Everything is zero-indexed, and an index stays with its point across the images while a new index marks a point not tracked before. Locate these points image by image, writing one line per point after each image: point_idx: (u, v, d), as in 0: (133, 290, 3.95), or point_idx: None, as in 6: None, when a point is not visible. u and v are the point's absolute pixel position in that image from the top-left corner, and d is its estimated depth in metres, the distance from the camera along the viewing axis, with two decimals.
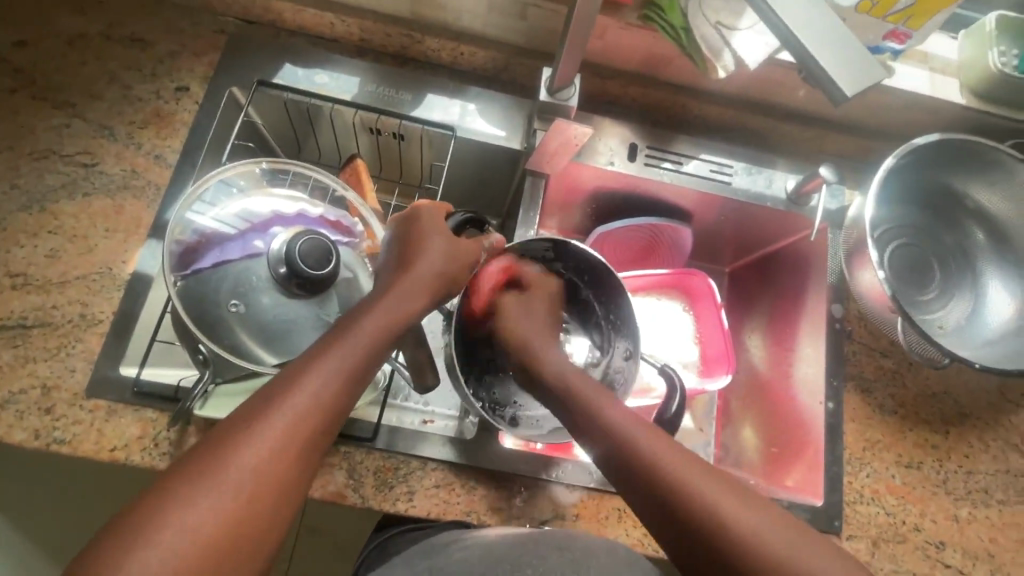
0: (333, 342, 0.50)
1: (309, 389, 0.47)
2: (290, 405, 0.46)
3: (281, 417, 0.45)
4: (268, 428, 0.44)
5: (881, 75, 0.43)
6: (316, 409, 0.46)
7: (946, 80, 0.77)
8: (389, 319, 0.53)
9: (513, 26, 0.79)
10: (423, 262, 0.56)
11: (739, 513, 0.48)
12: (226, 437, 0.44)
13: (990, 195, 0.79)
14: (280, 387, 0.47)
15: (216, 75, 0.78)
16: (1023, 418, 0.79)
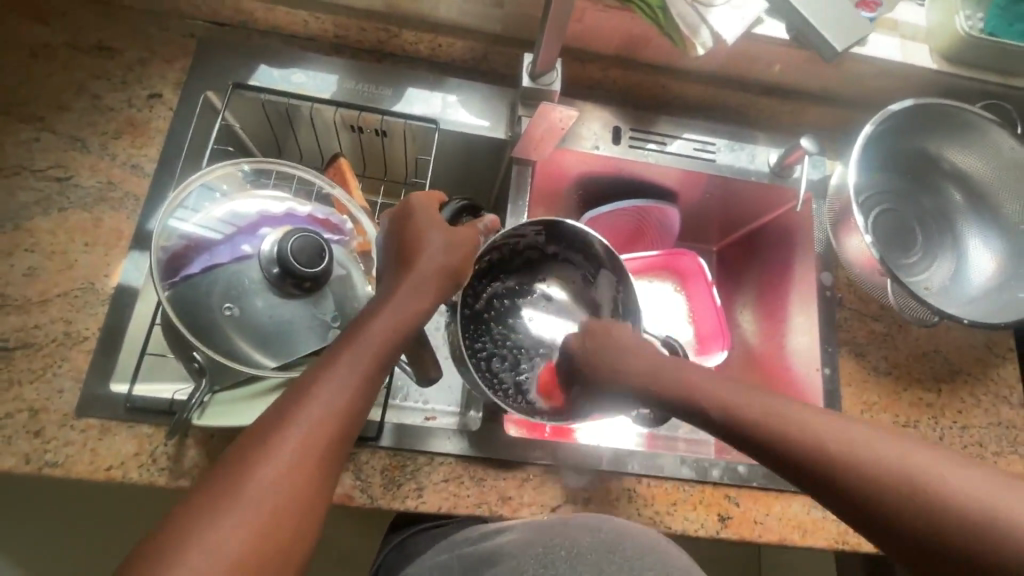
0: (345, 347, 0.49)
1: (323, 397, 0.46)
2: (307, 414, 0.45)
3: (299, 430, 0.44)
4: (286, 441, 0.43)
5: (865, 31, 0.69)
6: (334, 418, 0.46)
7: (916, 46, 0.78)
8: (397, 321, 0.52)
9: (490, 15, 0.78)
10: (421, 257, 0.55)
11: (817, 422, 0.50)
12: (243, 454, 0.43)
13: (966, 156, 0.81)
14: (293, 398, 0.46)
15: (190, 80, 0.76)
16: (1009, 370, 0.82)
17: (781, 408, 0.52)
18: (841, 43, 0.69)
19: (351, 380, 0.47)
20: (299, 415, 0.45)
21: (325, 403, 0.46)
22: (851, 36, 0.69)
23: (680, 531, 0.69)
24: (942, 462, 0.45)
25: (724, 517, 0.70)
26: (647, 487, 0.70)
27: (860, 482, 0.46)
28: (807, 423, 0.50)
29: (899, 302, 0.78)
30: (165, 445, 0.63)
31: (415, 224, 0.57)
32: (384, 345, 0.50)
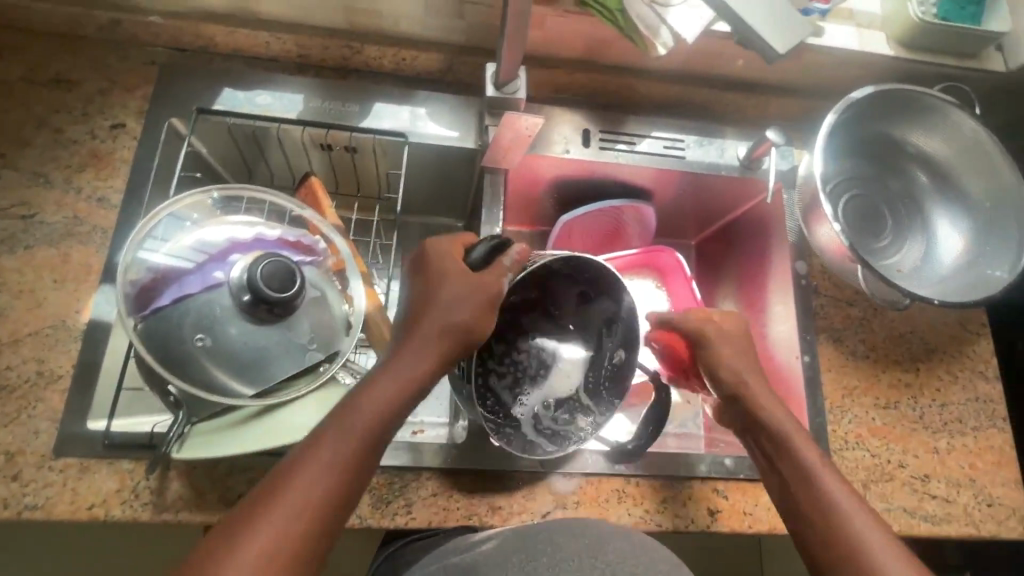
0: (341, 415, 0.49)
1: (341, 442, 0.48)
2: (325, 458, 0.47)
3: (321, 475, 0.47)
4: (310, 484, 0.46)
5: (801, 34, 0.60)
6: (351, 462, 0.48)
7: (873, 34, 0.79)
8: (398, 387, 0.51)
9: (451, 26, 0.78)
10: (428, 317, 0.53)
11: (834, 492, 0.57)
12: (264, 492, 0.46)
13: (929, 139, 0.83)
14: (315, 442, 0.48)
15: (152, 108, 0.75)
16: (984, 345, 0.84)
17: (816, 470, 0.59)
18: (782, 45, 0.60)
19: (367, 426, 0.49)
20: (320, 460, 0.47)
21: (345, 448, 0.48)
22: (789, 39, 0.60)
23: (671, 527, 0.70)
24: (888, 551, 0.53)
25: (714, 511, 0.71)
26: (636, 487, 0.70)
27: (816, 539, 0.56)
28: (824, 487, 0.58)
29: (871, 288, 0.78)
30: (148, 479, 0.62)
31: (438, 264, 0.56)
32: (381, 414, 0.50)
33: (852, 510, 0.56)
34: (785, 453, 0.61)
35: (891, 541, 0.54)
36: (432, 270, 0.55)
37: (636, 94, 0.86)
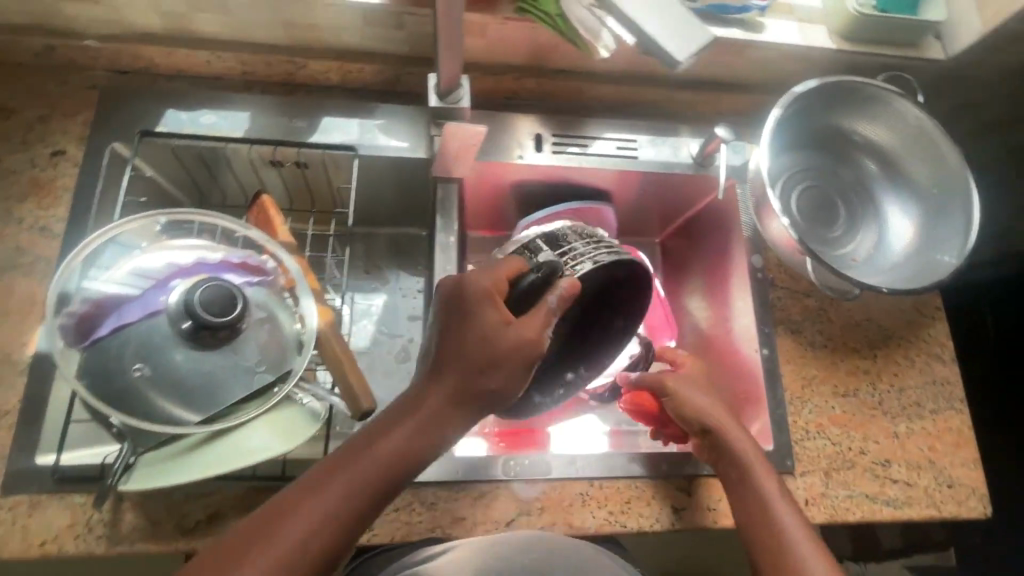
0: (362, 455, 0.51)
1: (353, 475, 0.50)
2: (326, 494, 0.49)
3: (327, 502, 0.49)
4: (310, 514, 0.49)
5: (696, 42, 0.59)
6: (355, 498, 0.50)
7: (815, 28, 0.80)
8: (409, 442, 0.52)
9: (392, 37, 0.77)
10: (463, 374, 0.52)
11: (781, 512, 0.62)
12: (271, 511, 0.49)
13: (875, 128, 0.84)
14: (323, 473, 0.50)
15: (93, 133, 0.74)
16: (940, 328, 0.85)
17: (765, 491, 0.64)
18: (680, 52, 0.59)
19: (375, 467, 0.51)
20: (323, 493, 0.49)
21: (355, 482, 0.50)
22: (686, 45, 0.59)
23: (636, 528, 0.70)
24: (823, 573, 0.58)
25: (678, 508, 0.71)
26: (599, 489, 0.71)
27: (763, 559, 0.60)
28: (773, 507, 0.62)
29: (817, 279, 0.81)
30: (102, 511, 0.61)
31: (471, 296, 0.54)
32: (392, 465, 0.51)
33: (791, 526, 0.61)
34: (743, 474, 0.65)
35: (825, 555, 0.59)
36: (466, 306, 0.53)
37: (587, 96, 0.86)
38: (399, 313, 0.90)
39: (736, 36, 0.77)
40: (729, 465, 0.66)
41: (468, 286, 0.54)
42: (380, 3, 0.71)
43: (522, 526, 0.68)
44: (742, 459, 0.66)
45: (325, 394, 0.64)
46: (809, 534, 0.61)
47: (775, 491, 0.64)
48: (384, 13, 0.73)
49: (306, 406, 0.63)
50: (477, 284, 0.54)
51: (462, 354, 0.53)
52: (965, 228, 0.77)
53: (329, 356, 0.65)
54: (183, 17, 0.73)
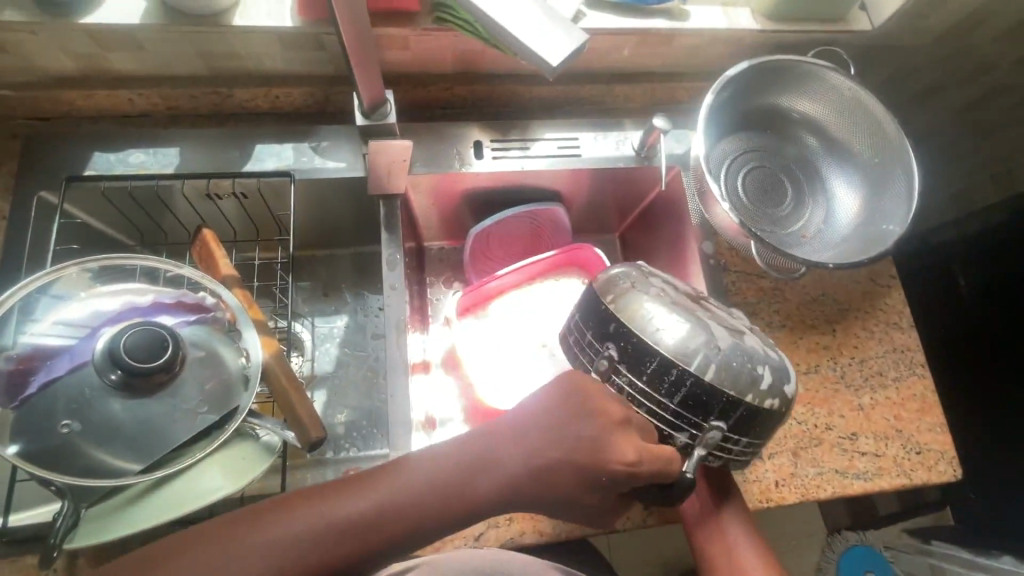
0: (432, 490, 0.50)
1: (390, 491, 0.49)
2: (348, 505, 0.47)
3: (351, 504, 0.48)
4: (321, 514, 0.47)
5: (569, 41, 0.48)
6: (374, 523, 0.48)
7: (739, 10, 0.80)
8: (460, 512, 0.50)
9: (316, 58, 0.76)
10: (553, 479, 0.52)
11: None
12: (299, 492, 0.48)
13: (811, 104, 0.84)
14: (363, 480, 0.49)
15: (18, 184, 0.73)
16: (896, 296, 0.85)
17: (735, 541, 0.65)
18: (552, 58, 0.48)
19: (409, 505, 0.48)
20: (348, 502, 0.48)
21: (387, 499, 0.48)
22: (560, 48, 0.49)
23: (607, 528, 0.70)
24: None
25: (649, 505, 0.71)
26: None
27: None
28: None
29: (766, 263, 0.81)
30: (54, 570, 0.60)
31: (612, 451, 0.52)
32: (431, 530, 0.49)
33: None
34: (721, 522, 0.66)
35: None
36: (593, 433, 0.52)
37: (524, 98, 0.86)
38: (364, 331, 0.89)
39: (660, 26, 0.77)
40: (712, 517, 0.66)
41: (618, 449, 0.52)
42: (293, 23, 0.70)
43: (490, 540, 0.67)
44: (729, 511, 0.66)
45: (277, 428, 0.61)
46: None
47: (746, 539, 0.65)
48: (299, 34, 0.72)
49: (262, 440, 0.62)
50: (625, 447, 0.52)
51: (547, 464, 0.51)
52: (909, 196, 0.77)
53: (276, 389, 0.65)
54: (96, 57, 0.71)
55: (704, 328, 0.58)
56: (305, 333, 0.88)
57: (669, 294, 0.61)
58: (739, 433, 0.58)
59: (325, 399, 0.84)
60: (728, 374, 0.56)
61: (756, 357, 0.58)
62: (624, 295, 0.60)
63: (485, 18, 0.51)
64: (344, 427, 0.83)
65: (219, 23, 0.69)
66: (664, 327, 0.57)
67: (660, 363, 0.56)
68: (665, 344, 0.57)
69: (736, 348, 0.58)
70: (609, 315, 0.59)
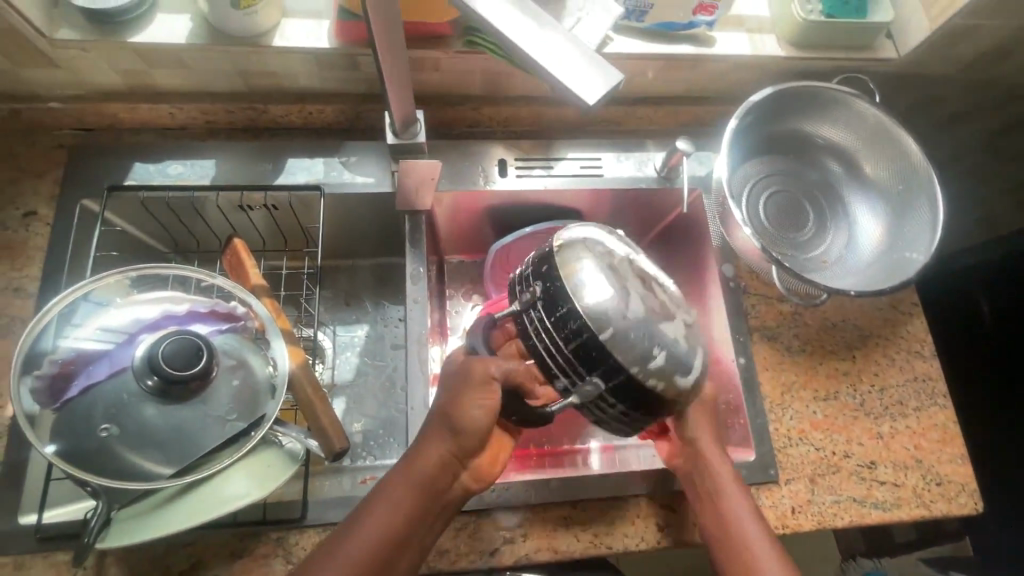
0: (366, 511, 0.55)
1: (369, 526, 0.54)
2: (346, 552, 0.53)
3: (353, 548, 0.53)
4: (358, 544, 0.53)
5: (610, 82, 0.44)
6: (387, 542, 0.54)
7: (764, 37, 0.82)
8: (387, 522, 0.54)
9: (351, 77, 0.79)
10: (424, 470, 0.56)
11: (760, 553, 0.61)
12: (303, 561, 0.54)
13: (835, 130, 0.84)
14: (352, 524, 0.55)
15: (62, 192, 0.76)
16: (918, 324, 0.84)
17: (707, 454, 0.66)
18: (591, 94, 0.44)
19: (393, 515, 0.54)
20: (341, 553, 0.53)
21: (380, 530, 0.54)
22: (599, 83, 0.45)
23: (621, 548, 0.70)
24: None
25: (664, 526, 0.71)
26: (583, 512, 0.71)
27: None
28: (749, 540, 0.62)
29: (786, 289, 0.82)
30: (84, 568, 0.62)
31: (465, 416, 0.56)
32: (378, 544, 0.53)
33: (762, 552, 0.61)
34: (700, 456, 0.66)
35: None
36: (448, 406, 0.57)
37: (548, 118, 0.88)
38: (384, 341, 0.91)
39: (686, 52, 0.78)
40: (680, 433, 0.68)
41: (469, 415, 0.56)
42: (330, 45, 0.73)
43: (504, 555, 0.68)
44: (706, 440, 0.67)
45: (301, 437, 0.63)
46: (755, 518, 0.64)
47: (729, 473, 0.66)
48: (335, 55, 0.74)
49: (286, 447, 0.64)
50: (468, 408, 0.56)
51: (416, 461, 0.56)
52: (932, 224, 0.77)
53: (303, 400, 0.67)
54: (141, 73, 0.75)
55: (625, 292, 0.54)
56: (326, 342, 0.89)
57: (614, 256, 0.57)
58: (619, 399, 0.53)
59: (344, 407, 0.86)
60: (625, 340, 0.52)
61: (660, 344, 0.53)
62: (573, 242, 0.57)
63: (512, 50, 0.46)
64: (361, 435, 0.84)
65: (261, 44, 0.72)
66: (590, 282, 0.54)
67: (569, 311, 0.53)
68: (584, 298, 0.53)
69: (642, 327, 0.53)
70: (551, 254, 0.56)
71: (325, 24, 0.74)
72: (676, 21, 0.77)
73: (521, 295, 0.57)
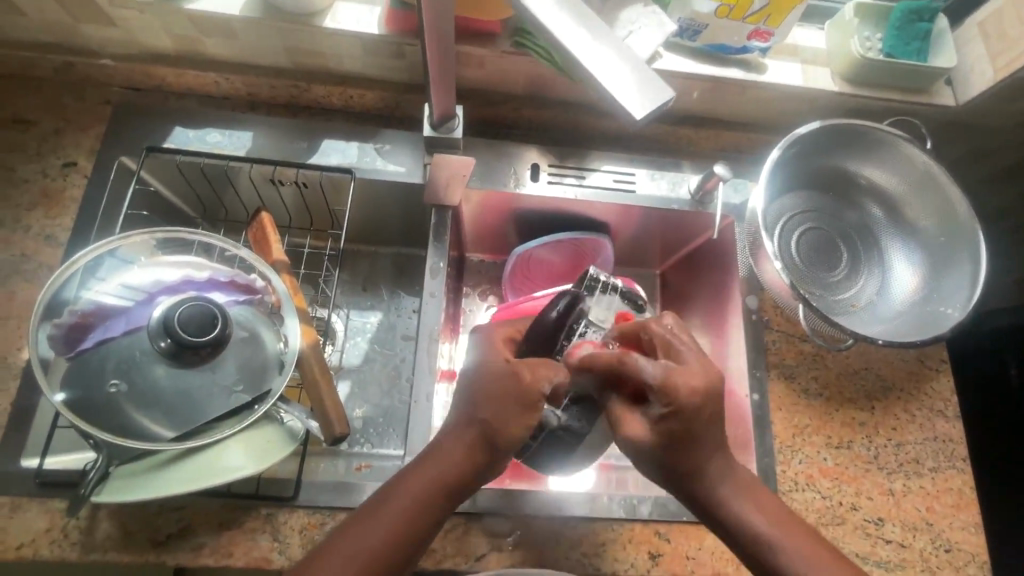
0: (385, 495, 0.52)
1: (394, 511, 0.51)
2: (373, 529, 0.51)
3: (375, 536, 0.50)
4: (379, 528, 0.51)
5: (661, 94, 0.43)
6: (408, 531, 0.51)
7: (818, 70, 0.80)
8: (413, 504, 0.52)
9: (396, 65, 0.79)
10: (443, 456, 0.53)
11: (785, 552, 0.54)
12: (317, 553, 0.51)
13: (880, 172, 0.82)
14: (373, 505, 0.52)
15: (104, 147, 0.77)
16: (944, 383, 0.81)
17: (671, 390, 0.53)
18: (637, 107, 0.43)
19: (417, 506, 0.52)
20: (366, 533, 0.51)
21: (403, 518, 0.51)
22: (648, 98, 0.44)
23: (610, 572, 0.68)
24: None
25: (655, 554, 0.69)
26: (576, 529, 0.69)
27: None
28: (767, 539, 0.55)
29: (812, 329, 0.80)
30: (77, 518, 0.63)
31: (507, 430, 0.52)
32: (396, 528, 0.51)
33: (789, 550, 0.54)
34: (699, 469, 0.56)
35: None
36: (486, 403, 0.53)
37: (587, 128, 0.87)
38: (395, 331, 0.90)
39: (735, 76, 0.77)
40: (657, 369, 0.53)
41: (514, 433, 0.53)
42: (380, 32, 0.73)
43: (491, 562, 0.67)
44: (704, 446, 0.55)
45: (302, 417, 0.63)
46: (809, 544, 0.55)
47: (736, 496, 0.57)
48: (383, 42, 0.75)
49: (287, 425, 0.64)
50: (513, 421, 0.52)
51: (439, 445, 0.54)
52: (973, 281, 0.74)
53: (309, 379, 0.67)
54: (193, 40, 0.76)
55: None
56: (338, 324, 0.89)
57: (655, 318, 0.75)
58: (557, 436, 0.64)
59: (348, 391, 0.86)
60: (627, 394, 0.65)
61: (610, 437, 0.66)
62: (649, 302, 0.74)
63: (562, 53, 0.45)
64: (361, 422, 0.84)
65: (313, 24, 0.72)
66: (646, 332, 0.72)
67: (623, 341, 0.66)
68: None
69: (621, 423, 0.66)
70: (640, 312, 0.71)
71: (377, 11, 0.74)
72: (729, 44, 0.76)
73: (603, 312, 0.67)
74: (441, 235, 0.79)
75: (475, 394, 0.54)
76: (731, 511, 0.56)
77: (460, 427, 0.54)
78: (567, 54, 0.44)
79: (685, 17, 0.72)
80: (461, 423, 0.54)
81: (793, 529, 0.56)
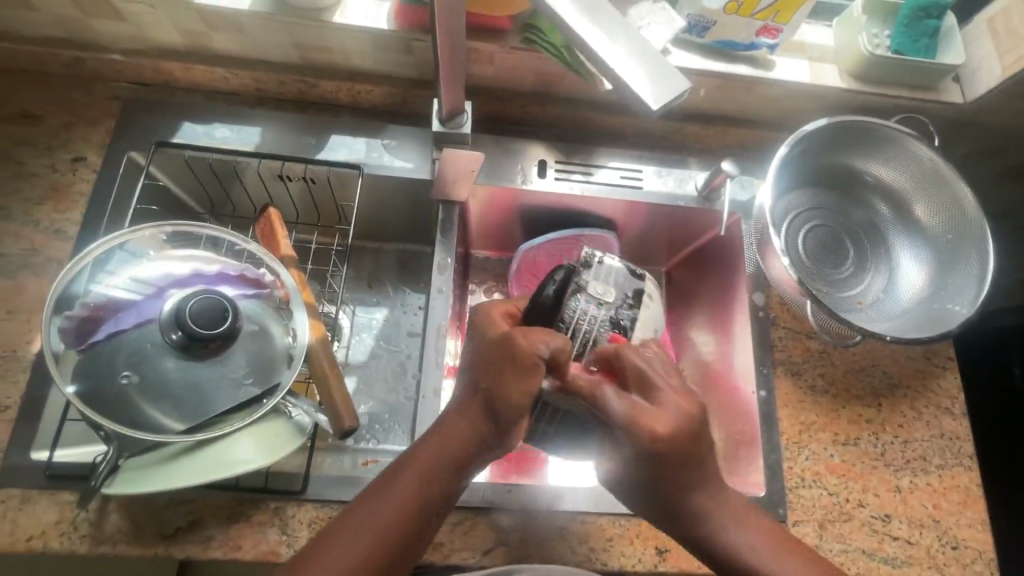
0: (397, 472, 0.53)
1: (405, 487, 0.52)
2: (384, 505, 0.51)
3: (386, 511, 0.51)
4: (392, 504, 0.51)
5: (678, 86, 0.44)
6: (419, 507, 0.52)
7: (826, 67, 0.80)
8: (422, 479, 0.52)
9: (404, 61, 0.79)
10: (449, 429, 0.53)
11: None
12: (326, 530, 0.51)
13: (888, 169, 0.82)
14: (386, 483, 0.53)
15: (112, 141, 0.77)
16: (951, 380, 0.81)
17: (641, 429, 0.51)
18: (653, 99, 0.43)
19: (427, 482, 0.52)
20: (378, 512, 0.51)
21: (408, 494, 0.52)
22: (663, 89, 0.44)
23: (617, 567, 0.68)
24: None
25: (662, 550, 0.69)
26: (583, 525, 0.69)
27: None
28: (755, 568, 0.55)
29: (818, 325, 0.80)
30: (87, 511, 0.63)
31: (508, 399, 0.52)
32: (409, 502, 0.52)
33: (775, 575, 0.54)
34: (682, 507, 0.55)
35: None
36: (489, 378, 0.53)
37: (593, 124, 0.87)
38: (401, 327, 0.90)
39: (743, 73, 0.78)
40: (626, 408, 0.52)
41: (513, 401, 0.52)
42: (389, 28, 0.74)
43: (498, 556, 0.67)
44: (686, 489, 0.54)
45: (311, 410, 0.64)
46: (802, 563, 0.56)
47: (728, 528, 0.56)
48: (392, 38, 0.75)
49: (294, 419, 0.64)
50: (512, 389, 0.52)
51: (445, 419, 0.54)
52: (980, 279, 0.74)
53: (318, 375, 0.67)
54: (202, 35, 0.76)
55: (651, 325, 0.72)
56: (344, 320, 0.89)
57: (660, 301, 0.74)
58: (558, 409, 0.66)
59: (354, 386, 0.86)
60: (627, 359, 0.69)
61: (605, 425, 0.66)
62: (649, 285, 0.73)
63: (577, 44, 0.45)
64: (367, 418, 0.84)
65: (322, 19, 0.73)
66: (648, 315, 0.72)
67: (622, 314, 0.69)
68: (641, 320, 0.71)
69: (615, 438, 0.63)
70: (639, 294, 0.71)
71: (386, 6, 0.75)
72: (738, 41, 0.76)
73: (601, 289, 0.70)
74: (449, 231, 0.79)
75: (474, 365, 0.54)
76: (720, 541, 0.55)
77: (464, 400, 0.54)
78: (582, 45, 0.44)
79: (694, 14, 0.72)
80: (464, 399, 0.55)
81: (785, 550, 0.56)
